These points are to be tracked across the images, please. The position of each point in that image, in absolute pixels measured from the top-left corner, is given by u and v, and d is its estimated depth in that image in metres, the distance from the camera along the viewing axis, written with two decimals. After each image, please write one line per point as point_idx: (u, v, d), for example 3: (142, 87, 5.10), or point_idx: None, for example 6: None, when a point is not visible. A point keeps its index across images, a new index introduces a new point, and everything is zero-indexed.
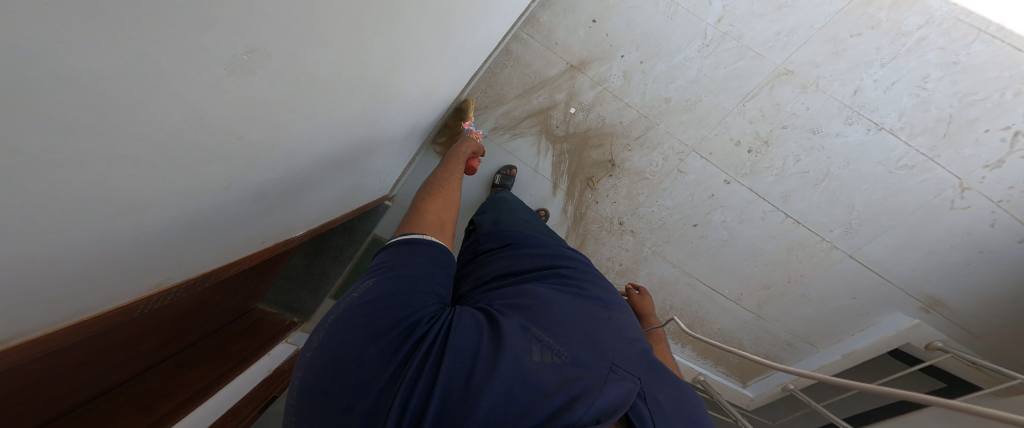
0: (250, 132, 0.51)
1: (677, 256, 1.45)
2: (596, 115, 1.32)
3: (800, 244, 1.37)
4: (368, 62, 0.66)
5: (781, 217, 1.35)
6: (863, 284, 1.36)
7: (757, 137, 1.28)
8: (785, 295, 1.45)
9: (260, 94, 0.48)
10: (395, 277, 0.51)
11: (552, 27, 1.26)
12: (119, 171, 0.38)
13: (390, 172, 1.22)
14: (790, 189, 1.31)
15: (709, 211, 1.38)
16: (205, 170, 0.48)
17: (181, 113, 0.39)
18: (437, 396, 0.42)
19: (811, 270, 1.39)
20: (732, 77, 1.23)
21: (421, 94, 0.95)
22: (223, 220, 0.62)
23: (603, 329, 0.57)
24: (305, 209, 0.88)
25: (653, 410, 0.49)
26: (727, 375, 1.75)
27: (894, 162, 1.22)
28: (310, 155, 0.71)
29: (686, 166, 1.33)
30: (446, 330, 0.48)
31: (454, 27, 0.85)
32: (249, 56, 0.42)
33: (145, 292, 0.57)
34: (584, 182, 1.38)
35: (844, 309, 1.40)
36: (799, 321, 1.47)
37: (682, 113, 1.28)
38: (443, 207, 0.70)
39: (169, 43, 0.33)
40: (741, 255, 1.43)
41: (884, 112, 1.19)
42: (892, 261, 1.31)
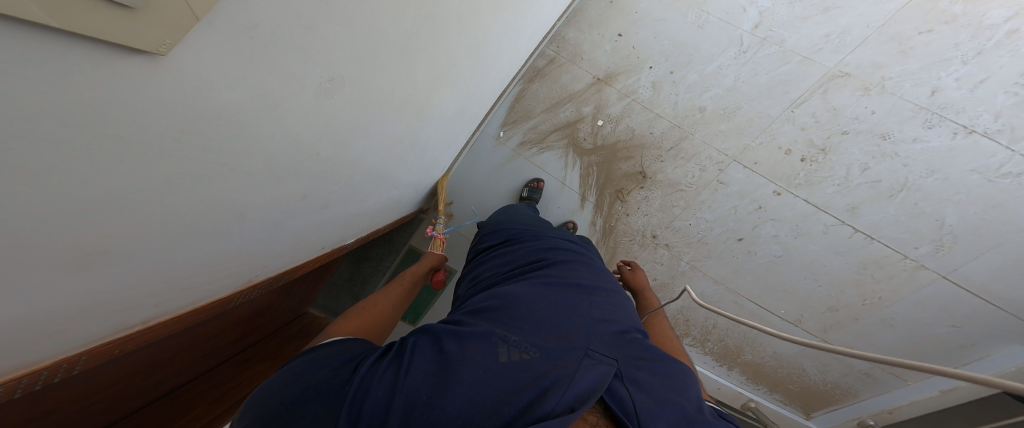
0: (322, 149, 0.58)
1: (719, 272, 1.35)
2: (625, 126, 1.28)
3: (875, 262, 1.21)
4: (416, 86, 0.70)
5: (848, 231, 1.21)
6: (963, 311, 1.16)
7: (812, 145, 1.17)
8: (857, 320, 1.27)
9: (336, 115, 0.55)
10: (332, 345, 0.54)
11: (578, 43, 1.27)
12: (205, 193, 0.44)
13: (427, 186, 1.27)
14: (857, 201, 1.18)
15: (756, 224, 1.27)
16: (268, 190, 0.53)
17: (243, 140, 0.42)
18: (401, 403, 0.45)
19: (892, 291, 1.22)
20: (777, 82, 1.16)
21: (455, 111, 0.98)
22: (283, 236, 0.67)
23: (572, 323, 0.58)
24: (351, 226, 0.93)
25: (632, 389, 0.51)
26: (782, 404, 1.58)
27: (993, 169, 1.07)
28: (360, 176, 0.76)
29: (727, 177, 1.25)
30: (401, 353, 0.51)
31: (489, 47, 0.88)
32: (331, 83, 0.49)
33: (239, 287, 0.69)
34: (614, 195, 1.35)
35: (940, 339, 1.20)
36: (882, 351, 1.27)
37: (720, 121, 1.22)
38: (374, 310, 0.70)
39: (240, 72, 0.37)
40: (798, 273, 1.29)
41: (973, 113, 1.05)
42: (999, 284, 1.12)
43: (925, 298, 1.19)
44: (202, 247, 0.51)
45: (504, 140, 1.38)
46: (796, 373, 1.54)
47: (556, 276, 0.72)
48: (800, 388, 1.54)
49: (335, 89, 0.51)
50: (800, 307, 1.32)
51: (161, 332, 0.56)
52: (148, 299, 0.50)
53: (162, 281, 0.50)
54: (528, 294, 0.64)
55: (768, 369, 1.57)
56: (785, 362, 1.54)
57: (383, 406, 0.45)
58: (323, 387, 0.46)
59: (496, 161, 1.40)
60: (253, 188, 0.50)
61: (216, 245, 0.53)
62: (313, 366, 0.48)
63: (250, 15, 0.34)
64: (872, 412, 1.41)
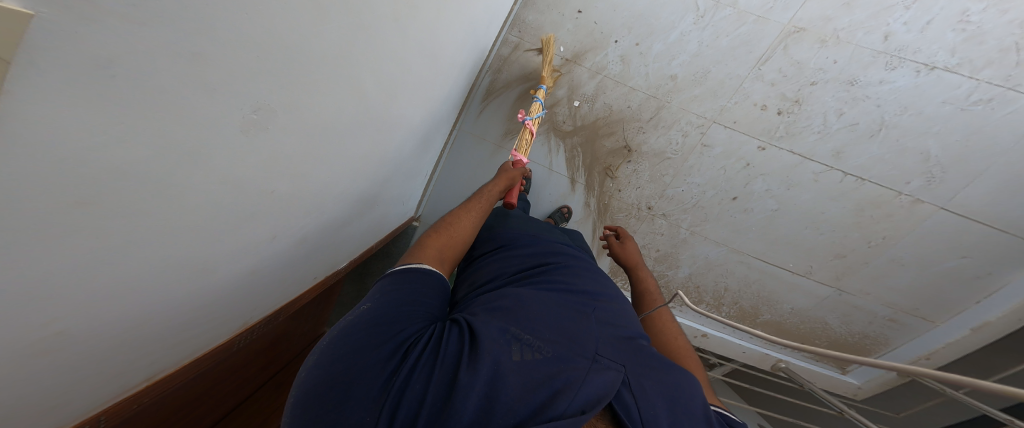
0: (278, 186, 0.56)
1: (720, 234, 1.38)
2: (601, 104, 1.29)
3: (871, 203, 1.25)
4: (371, 105, 0.69)
5: (838, 176, 1.23)
6: (971, 239, 1.24)
7: (785, 98, 1.18)
8: (869, 264, 1.35)
9: (284, 148, 0.52)
10: (385, 300, 0.57)
11: (540, 25, 1.25)
12: (168, 248, 0.44)
13: (412, 195, 1.28)
14: (841, 145, 1.20)
15: (748, 181, 1.29)
16: (247, 226, 0.54)
17: (217, 180, 0.44)
18: (432, 402, 0.48)
19: (896, 230, 1.28)
20: (738, 44, 1.15)
21: (423, 116, 0.98)
22: (276, 265, 0.70)
23: (583, 327, 0.62)
24: (342, 247, 0.95)
25: (638, 397, 0.55)
26: (815, 361, 1.71)
27: (965, 98, 1.10)
28: (333, 201, 0.76)
29: (709, 139, 1.26)
30: (435, 343, 0.54)
31: (442, 47, 0.86)
32: (258, 114, 0.44)
33: (237, 330, 0.72)
34: (602, 173, 1.36)
35: (954, 270, 1.30)
36: (898, 291, 1.37)
37: (692, 87, 1.22)
38: (449, 243, 0.76)
39: (179, 119, 0.35)
40: (798, 224, 1.33)
41: (930, 51, 1.07)
42: (995, 207, 1.19)
43: (931, 231, 1.26)
44: (181, 302, 0.52)
45: (484, 136, 1.38)
46: (820, 328, 1.49)
47: (563, 281, 0.75)
48: (830, 343, 1.50)
49: (298, 113, 0.51)
50: (810, 257, 1.38)
51: (168, 385, 0.59)
52: (137, 362, 0.52)
53: (143, 344, 0.51)
54: (541, 297, 0.67)
55: (790, 326, 1.52)
56: (807, 319, 1.49)
57: (417, 399, 0.49)
58: (369, 360, 0.49)
59: (481, 158, 1.39)
60: (229, 232, 0.52)
61: (202, 293, 0.55)
62: (361, 333, 0.51)
63: (167, 81, 0.32)
64: None
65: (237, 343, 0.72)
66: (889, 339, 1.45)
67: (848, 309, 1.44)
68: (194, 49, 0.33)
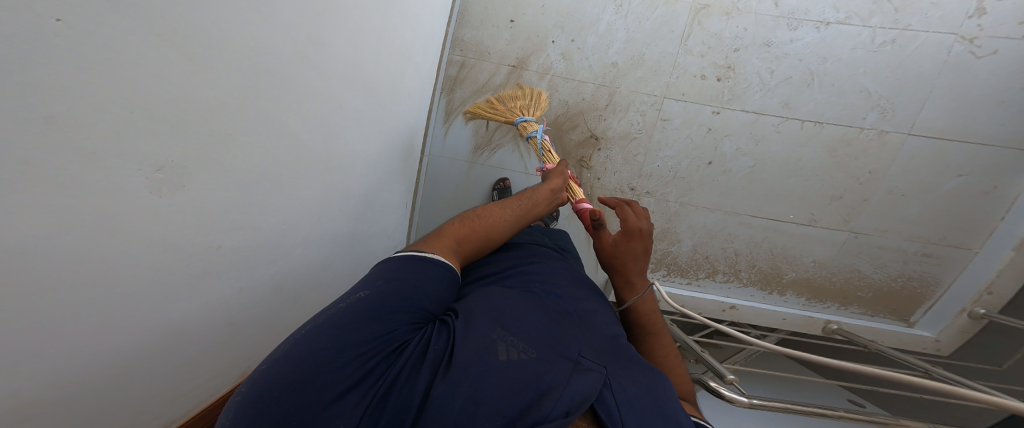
0: (226, 240, 0.63)
1: (710, 200, 1.48)
2: (557, 102, 1.39)
3: (842, 142, 1.40)
4: (306, 143, 0.76)
5: (797, 124, 1.38)
6: (958, 157, 1.38)
7: (718, 66, 1.33)
8: (869, 200, 1.46)
9: (214, 202, 0.59)
10: (379, 294, 0.60)
11: (478, 40, 1.37)
12: (113, 303, 0.50)
13: (399, 226, 1.36)
14: (786, 97, 1.36)
15: (717, 144, 1.41)
16: (206, 281, 0.62)
17: (147, 239, 0.51)
18: (415, 408, 0.53)
19: (879, 162, 1.41)
20: (659, 25, 1.30)
21: (380, 148, 1.07)
22: (255, 311, 0.76)
23: (564, 327, 0.67)
24: (331, 288, 1.01)
25: (619, 397, 0.59)
26: (870, 317, 1.62)
27: (871, 43, 1.29)
28: (300, 244, 0.82)
29: (666, 113, 1.38)
30: (422, 344, 0.58)
31: (374, 83, 0.95)
32: (162, 173, 0.50)
33: (237, 379, 0.80)
34: (578, 165, 1.45)
35: (957, 189, 1.42)
36: (914, 221, 1.47)
37: (634, 70, 1.35)
38: (470, 229, 0.80)
39: (71, 183, 0.42)
40: (783, 174, 1.44)
41: (819, 10, 1.28)
42: (953, 124, 1.35)
43: (914, 156, 1.39)
44: (155, 359, 0.59)
45: (456, 153, 1.45)
46: (855, 276, 1.57)
47: (545, 280, 0.80)
48: (873, 293, 1.58)
49: (212, 167, 0.57)
50: (807, 206, 1.48)
51: None
52: (128, 418, 0.60)
53: (130, 398, 0.59)
54: (523, 298, 0.70)
55: (823, 280, 1.59)
56: (837, 269, 1.57)
57: (403, 402, 0.53)
58: (355, 356, 0.52)
59: (460, 177, 1.47)
60: (185, 287, 0.59)
61: (175, 347, 0.62)
62: (350, 329, 0.54)
63: (43, 152, 0.39)
64: (975, 299, 1.47)
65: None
66: (937, 276, 1.53)
67: (874, 250, 1.52)
68: (52, 116, 0.39)
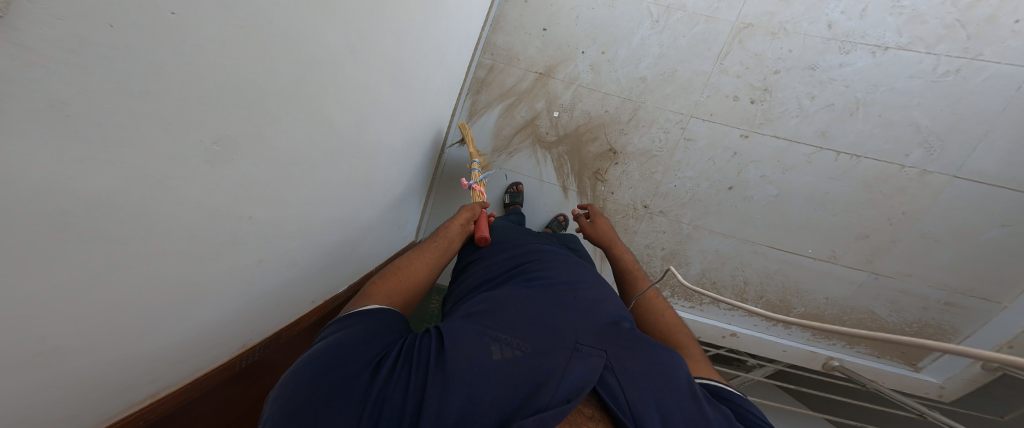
0: (258, 212, 0.64)
1: (726, 226, 1.44)
2: (580, 112, 1.37)
3: (879, 178, 1.34)
4: (340, 129, 0.76)
5: (832, 155, 1.33)
6: (1003, 206, 1.31)
7: (754, 88, 1.28)
8: (897, 242, 1.40)
9: (251, 176, 0.59)
10: (354, 327, 0.61)
11: (509, 46, 1.36)
12: (155, 263, 0.51)
13: (411, 216, 1.37)
14: (824, 126, 1.30)
15: (741, 170, 1.37)
16: (233, 249, 0.63)
17: (190, 207, 0.51)
18: (413, 407, 0.53)
19: (914, 203, 1.35)
20: (697, 42, 1.26)
21: (405, 142, 1.08)
22: (267, 288, 0.78)
23: (561, 318, 0.67)
24: (337, 271, 1.02)
25: (621, 378, 0.59)
26: (875, 357, 1.60)
27: (931, 72, 1.22)
28: (316, 229, 0.83)
29: (691, 133, 1.34)
30: (411, 353, 0.60)
31: (409, 79, 0.95)
32: (218, 145, 0.51)
33: (236, 352, 0.80)
34: (593, 177, 1.43)
35: (995, 240, 1.35)
36: (941, 269, 1.41)
37: (663, 86, 1.31)
38: (397, 277, 0.79)
39: (145, 153, 0.43)
40: (808, 207, 1.40)
41: (878, 34, 1.21)
42: (1006, 169, 1.27)
43: (952, 200, 1.33)
44: (172, 325, 0.60)
45: (473, 152, 1.45)
46: (868, 318, 1.51)
47: (543, 276, 0.81)
48: (884, 335, 1.50)
49: (256, 147, 0.57)
50: (830, 241, 1.43)
51: (171, 405, 0.67)
52: (139, 379, 0.60)
53: (145, 360, 0.59)
54: (517, 297, 0.72)
55: (833, 319, 1.53)
56: (850, 309, 1.51)
57: (400, 409, 0.53)
58: (342, 376, 0.53)
59: (473, 178, 1.46)
60: (215, 253, 0.60)
61: (192, 316, 0.62)
62: (330, 354, 0.55)
63: (126, 120, 0.40)
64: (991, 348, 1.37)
65: (240, 364, 0.80)
66: (957, 325, 1.45)
67: (894, 294, 1.47)
68: (142, 88, 0.40)
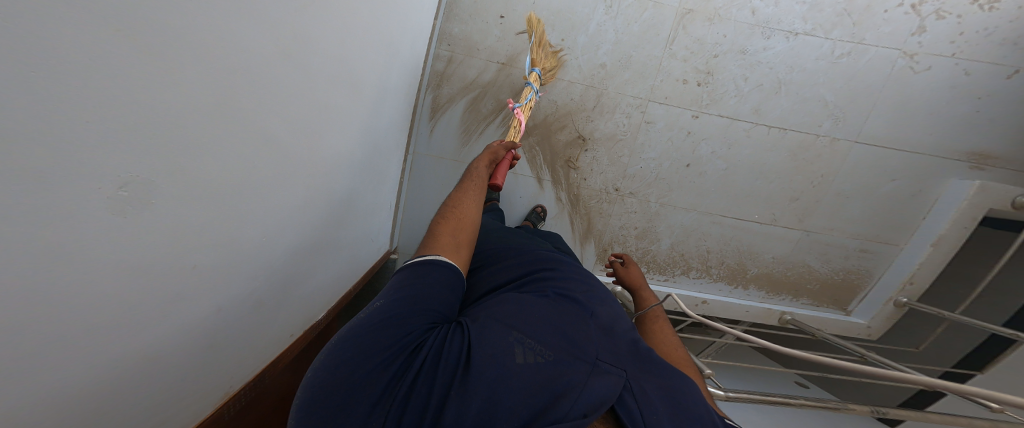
0: (202, 259, 0.56)
1: (688, 200, 1.55)
2: (546, 101, 1.41)
3: (802, 147, 1.52)
4: (284, 149, 0.68)
5: (765, 129, 1.49)
6: (894, 164, 1.54)
7: (699, 71, 1.40)
8: (821, 202, 1.59)
9: (203, 203, 0.53)
10: (402, 297, 0.58)
11: (467, 35, 1.35)
12: (92, 313, 0.44)
13: (383, 229, 1.32)
14: (757, 104, 1.46)
15: (695, 147, 1.48)
16: (190, 291, 0.56)
17: (119, 254, 0.45)
18: (433, 408, 0.51)
19: (831, 166, 1.55)
20: (646, 27, 1.35)
21: (363, 153, 1.03)
22: (237, 328, 0.70)
23: (586, 329, 0.65)
24: (313, 296, 0.94)
25: (640, 401, 0.58)
26: (815, 307, 1.76)
27: (830, 54, 1.42)
28: (280, 256, 0.76)
29: (650, 116, 1.43)
30: (442, 344, 0.56)
31: (360, 82, 0.91)
32: (128, 190, 0.43)
33: (219, 402, 0.72)
34: (565, 166, 1.47)
35: (891, 192, 1.58)
36: (859, 222, 1.63)
37: (621, 71, 1.39)
38: (458, 219, 0.78)
39: (52, 193, 0.37)
40: (749, 177, 1.54)
41: (789, 21, 1.38)
42: (893, 132, 1.51)
43: (860, 160, 1.54)
44: (124, 382, 0.52)
45: (441, 149, 1.43)
46: (806, 271, 1.70)
47: (563, 283, 0.78)
48: (818, 284, 1.72)
49: (200, 178, 0.51)
50: (771, 207, 1.59)
51: None
52: None
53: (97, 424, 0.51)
54: (545, 299, 0.69)
55: (779, 275, 1.71)
56: (792, 264, 1.69)
57: (422, 405, 0.52)
58: (380, 360, 0.52)
59: (444, 177, 1.45)
60: (167, 300, 0.53)
61: (153, 365, 0.55)
62: (372, 338, 0.53)
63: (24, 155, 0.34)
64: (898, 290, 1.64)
65: (225, 413, 0.72)
66: (868, 268, 1.70)
67: (823, 247, 1.66)
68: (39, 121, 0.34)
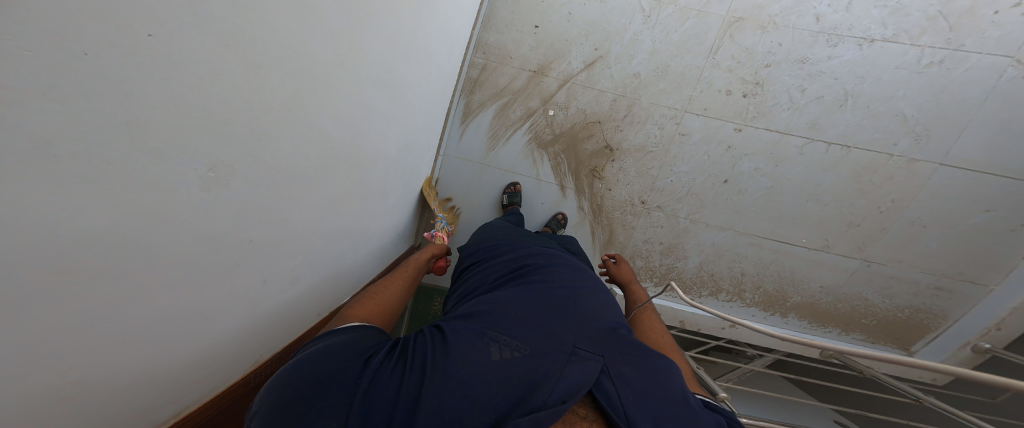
0: (256, 235, 0.62)
1: (723, 218, 1.46)
2: (575, 109, 1.38)
3: (870, 167, 1.37)
4: (334, 143, 0.73)
5: (823, 146, 1.35)
6: (988, 191, 1.34)
7: (747, 81, 1.30)
8: (887, 229, 1.43)
9: (252, 197, 0.57)
10: (354, 333, 0.63)
11: (501, 44, 1.36)
12: (167, 283, 0.50)
13: (409, 223, 1.37)
14: (815, 118, 1.32)
15: (735, 162, 1.38)
16: (241, 268, 0.62)
17: (189, 235, 0.50)
18: (404, 405, 0.52)
19: (904, 191, 1.38)
20: (688, 36, 1.27)
21: (400, 147, 1.06)
22: (273, 308, 0.76)
23: (561, 320, 0.66)
24: (342, 281, 1.00)
25: (618, 383, 0.58)
26: (870, 344, 1.57)
27: (916, 63, 1.25)
28: (319, 242, 0.81)
29: (686, 127, 1.36)
30: (400, 355, 0.58)
31: (402, 82, 0.94)
32: (215, 171, 0.50)
33: (250, 370, 0.78)
34: (590, 175, 1.44)
35: (981, 223, 1.38)
36: (930, 254, 1.44)
37: (657, 82, 1.32)
38: (376, 302, 0.78)
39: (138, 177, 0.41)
40: (803, 197, 1.42)
41: (864, 26, 1.24)
42: (990, 154, 1.31)
43: (940, 187, 1.36)
44: (184, 348, 0.58)
45: (468, 151, 1.45)
46: (861, 304, 1.54)
47: (542, 276, 0.79)
48: (878, 321, 1.55)
49: (254, 167, 0.55)
50: (824, 231, 1.45)
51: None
52: (158, 402, 0.60)
53: (162, 380, 0.59)
54: (519, 296, 0.71)
55: (827, 306, 1.56)
56: (843, 296, 1.54)
57: (388, 405, 0.52)
58: (334, 373, 0.53)
59: (471, 177, 1.47)
60: (225, 273, 0.59)
61: (204, 337, 0.61)
62: (318, 361, 0.54)
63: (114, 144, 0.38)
64: (982, 335, 1.43)
65: (253, 380, 0.78)
66: (943, 311, 1.50)
67: (886, 280, 1.49)
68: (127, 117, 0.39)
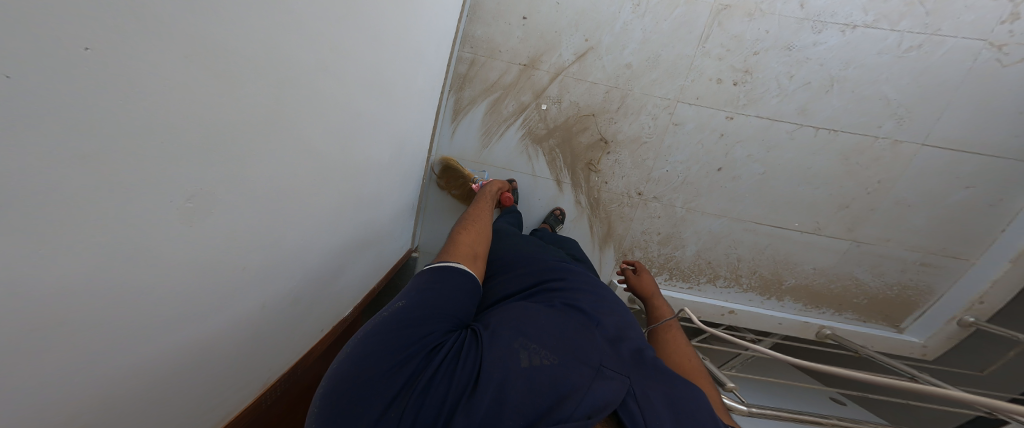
0: (251, 260, 0.61)
1: (718, 206, 1.47)
2: (568, 102, 1.38)
3: (857, 150, 1.39)
4: (324, 149, 0.71)
5: (811, 130, 1.37)
6: (968, 169, 1.38)
7: (736, 69, 1.31)
8: (876, 210, 1.46)
9: (244, 218, 0.56)
10: (440, 292, 0.64)
11: (490, 37, 1.34)
12: (166, 312, 0.49)
13: (407, 228, 1.36)
14: (803, 103, 1.34)
15: (727, 150, 1.40)
16: (240, 291, 0.60)
17: (182, 259, 0.49)
18: (448, 408, 0.52)
19: (889, 172, 1.41)
20: (677, 26, 1.28)
21: (393, 151, 1.05)
22: (278, 324, 0.74)
23: (591, 337, 0.64)
24: (343, 292, 0.98)
25: (643, 406, 0.57)
26: (863, 322, 1.62)
27: (897, 47, 1.28)
28: (318, 253, 0.80)
29: (678, 118, 1.37)
30: (457, 346, 0.58)
31: (390, 85, 0.92)
32: (194, 201, 0.47)
33: (260, 391, 0.77)
34: (585, 169, 1.45)
35: (964, 200, 1.42)
36: (917, 231, 1.48)
37: (648, 71, 1.33)
38: (470, 234, 0.86)
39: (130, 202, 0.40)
40: (794, 182, 1.44)
41: (846, 12, 1.26)
42: (968, 133, 1.35)
43: (923, 167, 1.39)
44: (189, 376, 0.57)
45: (462, 150, 1.45)
46: (853, 284, 1.57)
47: (565, 292, 0.78)
48: (869, 299, 1.59)
49: (238, 188, 0.53)
50: (815, 214, 1.48)
51: None
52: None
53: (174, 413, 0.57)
54: (551, 309, 0.68)
55: (822, 286, 1.59)
56: (837, 276, 1.57)
57: (437, 401, 0.53)
58: (404, 354, 0.54)
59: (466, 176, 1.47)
60: (225, 296, 0.58)
61: (209, 363, 0.60)
62: (392, 338, 0.55)
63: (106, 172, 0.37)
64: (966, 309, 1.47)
65: (264, 401, 0.77)
66: (932, 286, 1.54)
67: (876, 258, 1.53)
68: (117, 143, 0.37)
